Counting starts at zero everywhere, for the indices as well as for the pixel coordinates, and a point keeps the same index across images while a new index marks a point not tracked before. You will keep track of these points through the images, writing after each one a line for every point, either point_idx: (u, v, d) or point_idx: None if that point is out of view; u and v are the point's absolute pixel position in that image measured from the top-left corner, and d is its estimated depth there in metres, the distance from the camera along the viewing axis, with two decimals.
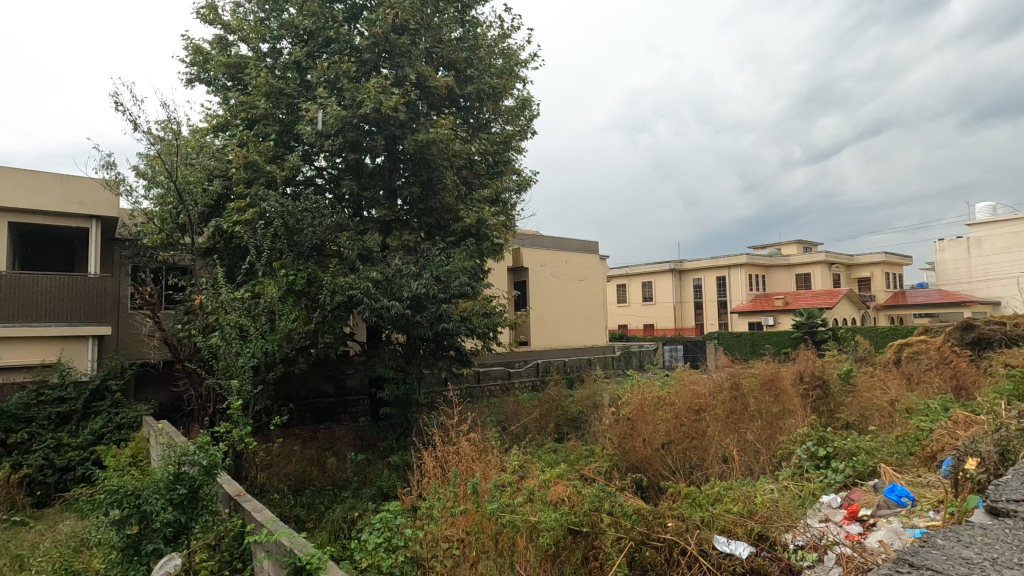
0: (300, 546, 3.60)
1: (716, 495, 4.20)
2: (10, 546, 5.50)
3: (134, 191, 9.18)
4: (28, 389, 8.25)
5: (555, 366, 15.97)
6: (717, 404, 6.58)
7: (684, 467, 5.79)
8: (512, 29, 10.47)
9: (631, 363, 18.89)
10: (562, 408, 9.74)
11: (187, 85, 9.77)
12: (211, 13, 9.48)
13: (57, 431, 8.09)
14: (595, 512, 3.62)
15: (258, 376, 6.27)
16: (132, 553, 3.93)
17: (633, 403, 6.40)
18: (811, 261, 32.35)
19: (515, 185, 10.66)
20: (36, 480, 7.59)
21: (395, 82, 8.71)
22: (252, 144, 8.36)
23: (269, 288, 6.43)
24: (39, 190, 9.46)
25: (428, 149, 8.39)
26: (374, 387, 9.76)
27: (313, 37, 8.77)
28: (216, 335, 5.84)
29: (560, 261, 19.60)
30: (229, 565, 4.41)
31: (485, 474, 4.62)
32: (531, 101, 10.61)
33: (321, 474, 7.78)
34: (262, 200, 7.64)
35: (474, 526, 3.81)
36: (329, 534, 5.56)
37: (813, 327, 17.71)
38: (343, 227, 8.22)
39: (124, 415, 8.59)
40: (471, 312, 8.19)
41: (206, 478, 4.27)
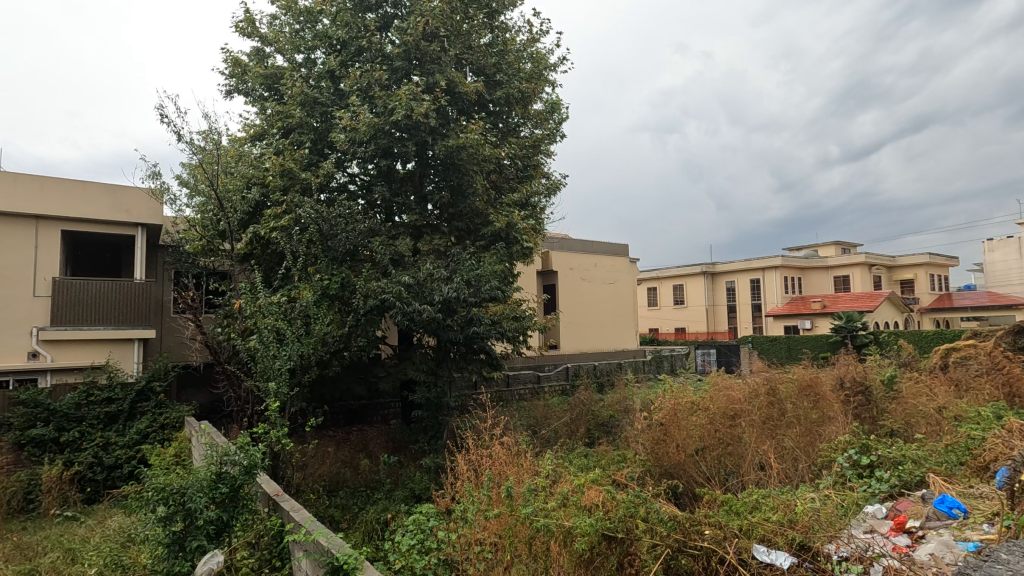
0: (338, 546, 3.66)
1: (753, 503, 4.11)
2: (63, 541, 5.75)
3: (177, 199, 9.55)
4: (79, 389, 8.61)
5: (585, 370, 15.87)
6: (754, 409, 6.43)
7: (719, 473, 5.68)
8: (541, 34, 10.53)
9: (662, 367, 18.69)
10: (593, 413, 9.66)
11: (226, 96, 10.12)
12: (249, 26, 9.79)
13: (105, 430, 8.43)
14: (630, 518, 3.61)
15: (293, 379, 6.40)
16: (177, 549, 4.06)
17: (666, 408, 6.26)
18: (849, 263, 31.34)
19: (545, 189, 10.69)
20: (87, 477, 7.99)
21: (426, 89, 8.79)
22: (288, 152, 8.59)
23: (305, 293, 6.58)
24: (89, 199, 9.92)
25: (459, 154, 8.46)
26: (406, 390, 9.88)
27: (346, 47, 8.97)
28: (255, 338, 6.01)
29: (589, 264, 19.53)
30: (268, 563, 4.49)
31: (519, 478, 4.60)
32: (560, 104, 10.64)
33: (354, 475, 7.92)
34: (298, 206, 7.82)
35: (507, 529, 3.80)
36: (363, 534, 5.66)
37: (853, 331, 17.19)
38: (375, 232, 8.33)
39: (167, 415, 8.90)
40: (501, 316, 8.20)
41: (246, 477, 4.40)
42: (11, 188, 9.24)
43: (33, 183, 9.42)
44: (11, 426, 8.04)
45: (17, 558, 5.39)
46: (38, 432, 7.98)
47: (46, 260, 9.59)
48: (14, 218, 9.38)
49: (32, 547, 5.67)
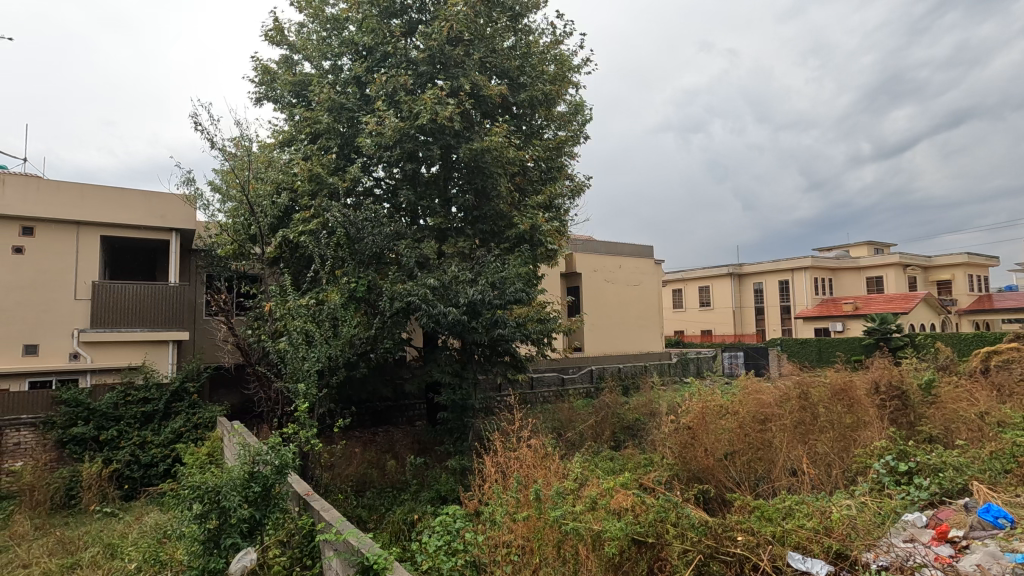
0: (368, 546, 3.70)
1: (787, 509, 4.04)
2: (103, 536, 5.94)
3: (210, 204, 9.81)
4: (117, 389, 8.89)
5: (610, 373, 15.77)
6: (785, 413, 6.30)
7: (749, 479, 5.56)
8: (565, 35, 10.54)
9: (688, 370, 18.49)
10: (618, 416, 9.59)
11: (256, 102, 10.36)
12: (278, 34, 10.01)
13: (141, 429, 8.69)
14: (660, 523, 3.58)
15: (322, 380, 6.49)
16: (212, 546, 4.19)
17: (694, 411, 6.20)
18: (883, 263, 30.41)
19: (568, 191, 10.76)
20: (124, 474, 8.28)
21: (450, 93, 8.85)
22: (316, 157, 8.77)
23: (332, 296, 6.68)
24: (126, 205, 10.26)
25: (483, 157, 8.50)
26: (431, 392, 9.95)
27: (372, 53, 9.06)
28: (284, 340, 6.14)
29: (614, 265, 19.41)
30: (300, 562, 4.49)
31: (547, 480, 4.58)
32: (584, 105, 10.67)
33: (381, 476, 7.99)
34: (326, 210, 7.96)
35: (536, 533, 3.80)
36: (391, 535, 5.74)
37: (887, 333, 16.75)
38: (401, 235, 8.40)
39: (200, 415, 9.13)
40: (526, 319, 8.18)
41: (278, 477, 4.52)
42: (53, 195, 9.63)
43: (74, 191, 9.83)
44: (53, 424, 8.33)
45: (59, 552, 5.58)
46: (78, 431, 8.28)
47: (86, 265, 9.95)
48: (57, 224, 9.77)
49: (73, 542, 5.85)
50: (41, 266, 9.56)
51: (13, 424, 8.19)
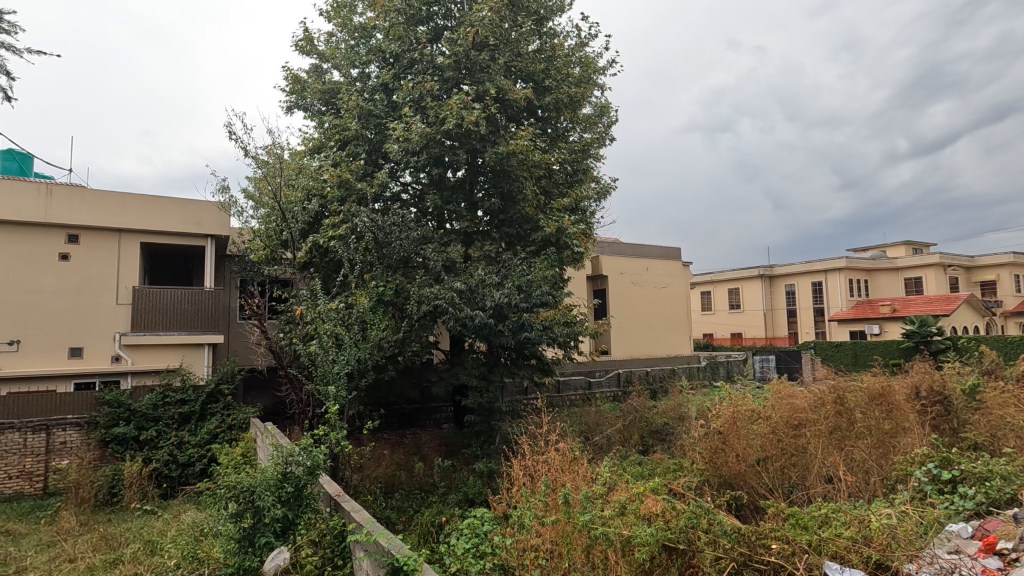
0: (397, 547, 3.73)
1: (823, 517, 3.93)
2: (143, 533, 6.14)
3: (244, 211, 10.08)
4: (156, 391, 9.18)
5: (638, 376, 15.63)
6: (819, 419, 6.10)
7: (782, 485, 5.46)
8: (590, 38, 10.53)
9: (718, 373, 18.20)
10: (646, 420, 9.47)
11: (287, 111, 10.61)
12: (308, 44, 10.24)
13: (179, 430, 8.96)
14: (691, 529, 3.55)
15: (352, 383, 6.59)
16: (247, 545, 4.29)
17: (726, 415, 6.02)
18: (921, 264, 29.39)
19: (595, 193, 10.82)
20: (163, 473, 8.53)
21: (476, 98, 8.90)
22: (344, 164, 8.93)
23: (361, 300, 6.79)
24: (164, 213, 10.62)
25: (509, 160, 8.52)
26: (459, 395, 10.01)
27: (399, 60, 9.19)
28: (315, 343, 6.27)
29: (641, 267, 19.23)
30: (331, 561, 4.52)
31: (575, 485, 4.56)
32: (610, 107, 10.67)
33: (409, 478, 8.07)
34: (354, 216, 8.10)
35: (564, 537, 3.77)
36: (419, 537, 5.80)
37: (927, 336, 16.20)
38: (428, 239, 8.48)
39: (235, 416, 9.37)
40: (552, 322, 8.15)
41: (310, 477, 4.62)
42: (96, 204, 10.05)
43: (116, 200, 10.23)
44: (97, 423, 8.65)
45: (103, 547, 5.78)
46: (120, 431, 8.57)
47: (127, 271, 10.33)
48: (100, 232, 10.18)
49: (116, 538, 6.06)
50: (86, 272, 9.98)
51: (60, 423, 8.51)
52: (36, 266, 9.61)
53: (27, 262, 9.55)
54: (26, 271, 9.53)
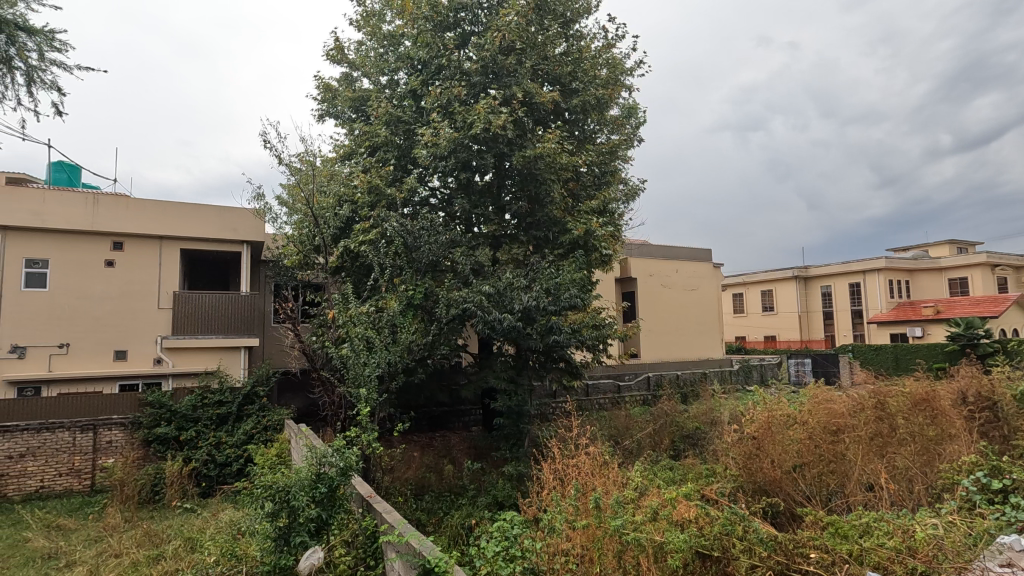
0: (429, 549, 3.76)
1: (864, 526, 3.80)
2: (183, 530, 6.34)
3: (278, 217, 10.34)
4: (195, 392, 9.40)
5: (668, 380, 15.42)
6: (859, 424, 5.87)
7: (821, 493, 5.30)
8: (617, 39, 10.48)
9: (751, 377, 17.83)
10: (677, 425, 9.32)
11: (318, 119, 10.85)
12: (338, 53, 10.46)
13: (218, 430, 9.23)
14: (727, 536, 3.56)
15: (382, 386, 6.68)
16: (283, 544, 4.39)
17: (759, 420, 5.85)
18: (967, 263, 28.22)
19: (622, 195, 10.77)
20: (202, 473, 8.80)
21: (503, 102, 8.93)
22: (374, 170, 9.08)
23: (392, 303, 6.89)
24: (202, 220, 10.98)
25: (536, 163, 8.52)
26: (487, 398, 10.05)
27: (427, 67, 9.29)
28: (347, 346, 6.39)
29: (671, 269, 18.99)
30: (363, 562, 4.58)
31: (606, 489, 4.51)
32: (638, 108, 10.62)
33: (438, 480, 8.13)
34: (384, 221, 8.23)
35: (595, 542, 3.73)
36: (450, 539, 5.84)
37: (974, 339, 15.53)
38: (456, 243, 8.55)
39: (270, 418, 9.60)
40: (581, 325, 8.13)
41: (343, 479, 4.69)
42: (139, 212, 10.46)
43: (158, 208, 10.63)
44: (140, 423, 8.96)
45: (146, 543, 5.99)
46: (162, 431, 8.87)
47: (168, 276, 10.71)
48: (143, 239, 10.58)
49: (158, 535, 6.27)
50: (129, 278, 10.39)
51: (106, 423, 8.84)
52: (83, 272, 10.06)
53: (76, 269, 10.01)
54: (74, 277, 9.99)
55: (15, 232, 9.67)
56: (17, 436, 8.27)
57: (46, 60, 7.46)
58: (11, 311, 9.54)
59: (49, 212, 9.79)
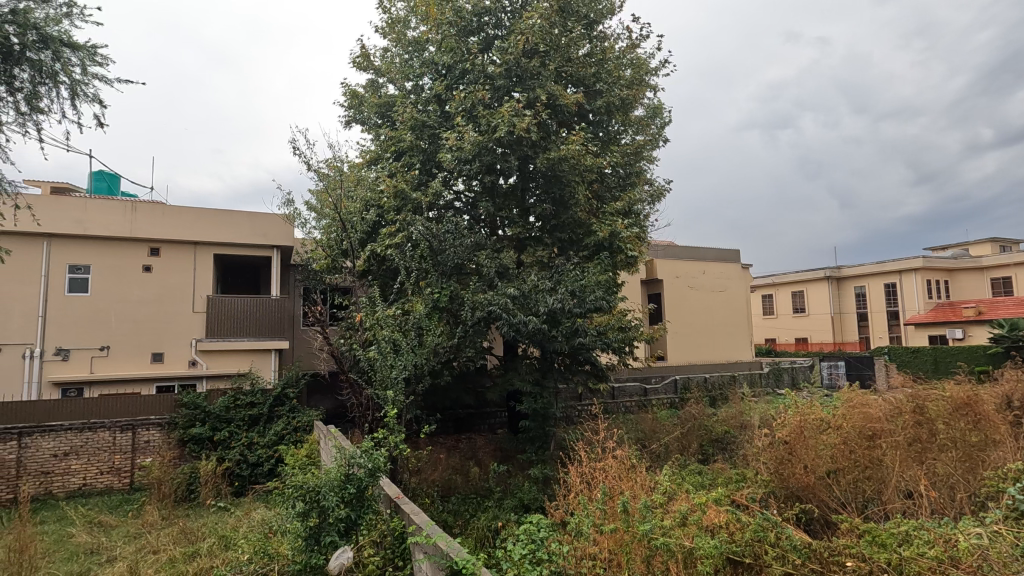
0: (457, 551, 3.78)
1: (902, 534, 3.68)
2: (217, 529, 6.51)
3: (307, 222, 10.55)
4: (228, 394, 9.65)
5: (696, 383, 15.20)
6: (897, 429, 5.67)
7: (856, 500, 5.21)
8: (641, 39, 10.40)
9: (782, 380, 17.46)
10: (705, 428, 9.17)
11: (345, 125, 11.05)
12: (365, 60, 10.63)
13: (250, 431, 9.46)
14: (758, 543, 3.59)
15: (409, 388, 6.74)
16: (313, 543, 4.47)
17: (790, 425, 5.68)
18: (1010, 262, 27.11)
19: (648, 196, 10.68)
20: (235, 473, 9.02)
21: (527, 105, 8.94)
22: (400, 175, 9.18)
23: (418, 306, 6.97)
24: (235, 226, 11.28)
25: (561, 165, 8.50)
26: (513, 400, 10.05)
27: (451, 71, 9.36)
28: (374, 348, 6.47)
29: (698, 271, 18.73)
30: (392, 563, 4.62)
31: (634, 493, 4.47)
32: (662, 108, 10.53)
33: (464, 482, 8.16)
34: (410, 225, 8.33)
35: (623, 546, 3.69)
36: (476, 541, 5.86)
37: (1019, 341, 14.90)
38: (481, 246, 8.59)
39: (300, 419, 9.80)
40: (606, 327, 8.08)
41: (371, 479, 4.75)
42: (174, 218, 10.80)
43: (193, 215, 10.97)
44: (176, 424, 9.21)
45: (182, 540, 6.16)
46: (197, 431, 9.11)
47: (202, 281, 11.02)
48: (178, 245, 10.92)
49: (193, 532, 6.45)
50: (166, 283, 10.73)
51: (144, 423, 9.13)
52: (123, 277, 10.43)
53: (115, 274, 10.39)
54: (114, 282, 10.36)
55: (59, 239, 10.09)
56: (61, 435, 8.60)
57: (87, 74, 7.75)
58: (56, 315, 9.94)
59: (90, 220, 10.21)
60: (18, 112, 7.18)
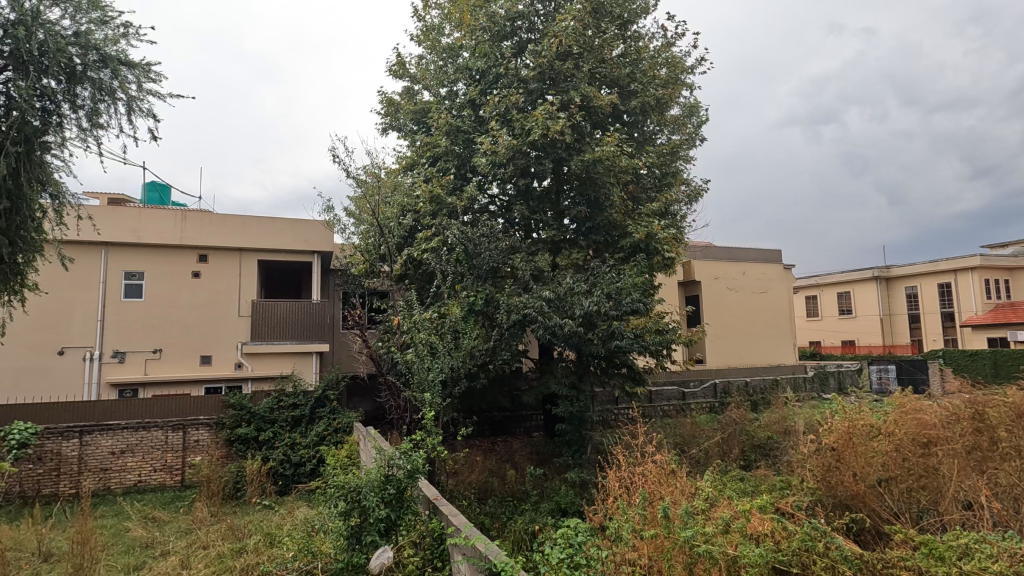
0: (495, 553, 3.78)
1: (962, 546, 3.49)
2: (263, 526, 6.72)
3: (346, 228, 10.78)
4: (272, 396, 9.95)
5: (736, 387, 14.82)
6: (955, 436, 5.26)
7: (910, 510, 5.00)
8: (677, 37, 10.25)
9: (827, 385, 16.86)
10: (747, 433, 8.92)
11: (382, 132, 11.28)
12: (400, 68, 10.83)
13: (292, 431, 9.73)
14: (806, 552, 3.54)
15: (446, 390, 6.80)
16: (355, 542, 4.58)
17: (838, 429, 5.47)
18: None
19: (685, 196, 10.52)
20: (279, 472, 9.27)
21: (561, 107, 8.92)
22: (435, 179, 9.30)
23: (454, 309, 7.06)
24: (277, 232, 11.65)
25: (595, 167, 8.45)
26: (549, 403, 10.01)
27: (485, 76, 9.43)
28: (411, 351, 6.56)
29: (737, 272, 18.29)
30: (431, 563, 4.66)
31: (674, 499, 4.40)
32: (699, 107, 10.37)
33: (501, 485, 8.17)
34: (446, 229, 8.43)
35: (664, 553, 3.63)
36: (513, 544, 5.87)
37: None
38: (515, 249, 8.62)
39: (340, 420, 10.02)
40: (644, 330, 8.00)
41: (410, 480, 4.83)
42: (220, 226, 11.25)
43: (238, 222, 11.38)
44: (223, 424, 9.56)
45: (230, 537, 6.38)
46: (243, 431, 9.43)
47: (247, 286, 11.41)
48: (225, 251, 11.34)
49: (241, 529, 6.67)
50: (213, 288, 11.16)
51: (194, 423, 9.49)
52: (173, 283, 10.91)
53: (167, 280, 10.87)
54: (166, 288, 10.84)
55: (116, 246, 10.63)
56: (118, 434, 9.03)
57: (142, 91, 8.14)
58: (113, 319, 10.46)
59: (144, 229, 10.72)
60: (80, 128, 7.60)
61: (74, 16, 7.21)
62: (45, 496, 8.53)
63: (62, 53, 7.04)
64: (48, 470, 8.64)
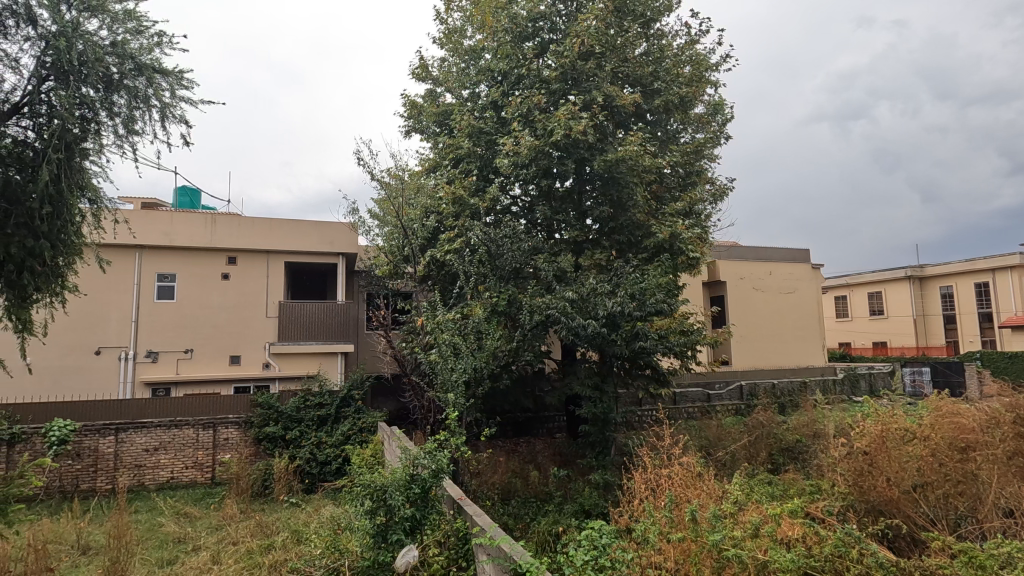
0: (519, 554, 3.77)
1: (1005, 556, 3.36)
2: (291, 524, 6.83)
3: (370, 229, 10.90)
4: (299, 395, 10.11)
5: (763, 389, 14.58)
6: (995, 441, 5.10)
7: (947, 517, 4.82)
8: (701, 33, 10.13)
9: (858, 387, 16.49)
10: (775, 436, 8.74)
11: (406, 134, 11.38)
12: (423, 71, 10.91)
13: (318, 431, 9.87)
14: (840, 558, 3.48)
15: (469, 390, 6.83)
16: (381, 540, 4.62)
17: (870, 433, 5.34)
18: None
19: (710, 195, 10.38)
20: (305, 470, 9.41)
21: (583, 107, 8.88)
22: (458, 180, 9.35)
23: (477, 310, 7.08)
24: (304, 235, 11.85)
25: (618, 166, 8.39)
26: (572, 404, 9.97)
27: (507, 77, 9.40)
28: (435, 352, 6.60)
29: (764, 271, 17.98)
30: (455, 563, 4.70)
31: (702, 502, 4.34)
32: (724, 104, 10.23)
33: (525, 485, 8.16)
34: (469, 230, 8.49)
35: (692, 556, 3.53)
36: (538, 545, 5.87)
37: None
38: (538, 250, 8.61)
39: (365, 419, 10.13)
40: (669, 331, 7.89)
41: (435, 480, 4.84)
42: (249, 229, 11.49)
43: (266, 225, 11.62)
44: (252, 423, 9.76)
45: (259, 533, 6.51)
46: (270, 430, 9.61)
47: (274, 287, 11.64)
48: (253, 254, 11.59)
49: (269, 525, 6.80)
50: (242, 289, 11.41)
51: (223, 422, 9.72)
52: (204, 284, 11.18)
53: (197, 282, 11.14)
54: (196, 289, 11.12)
55: (149, 249, 10.94)
56: (152, 431, 9.29)
57: (175, 97, 8.37)
58: (146, 320, 10.77)
59: (176, 232, 11.00)
60: (116, 135, 7.84)
61: (110, 26, 7.45)
62: (83, 491, 8.82)
63: (99, 63, 7.27)
64: (86, 466, 8.92)
